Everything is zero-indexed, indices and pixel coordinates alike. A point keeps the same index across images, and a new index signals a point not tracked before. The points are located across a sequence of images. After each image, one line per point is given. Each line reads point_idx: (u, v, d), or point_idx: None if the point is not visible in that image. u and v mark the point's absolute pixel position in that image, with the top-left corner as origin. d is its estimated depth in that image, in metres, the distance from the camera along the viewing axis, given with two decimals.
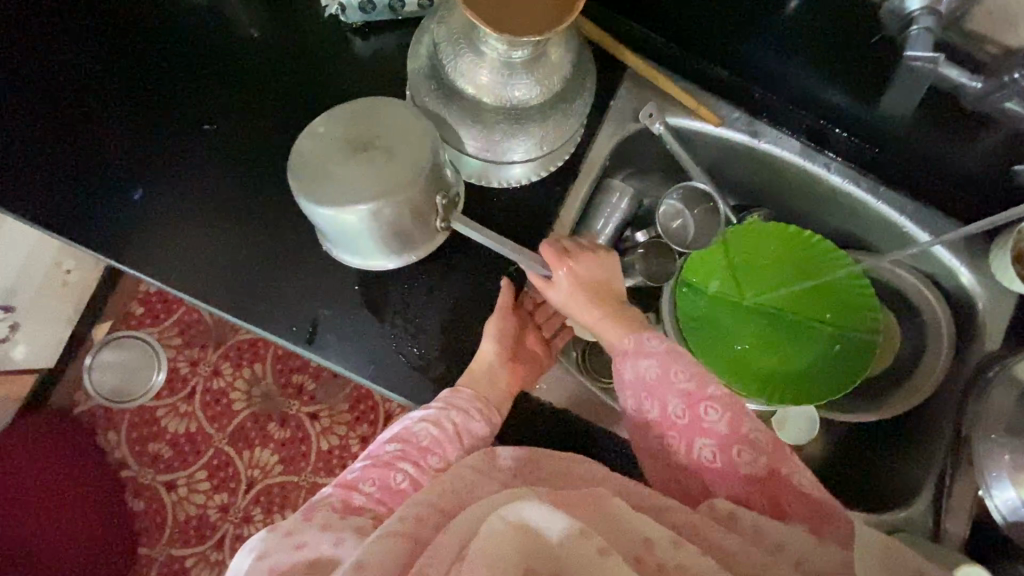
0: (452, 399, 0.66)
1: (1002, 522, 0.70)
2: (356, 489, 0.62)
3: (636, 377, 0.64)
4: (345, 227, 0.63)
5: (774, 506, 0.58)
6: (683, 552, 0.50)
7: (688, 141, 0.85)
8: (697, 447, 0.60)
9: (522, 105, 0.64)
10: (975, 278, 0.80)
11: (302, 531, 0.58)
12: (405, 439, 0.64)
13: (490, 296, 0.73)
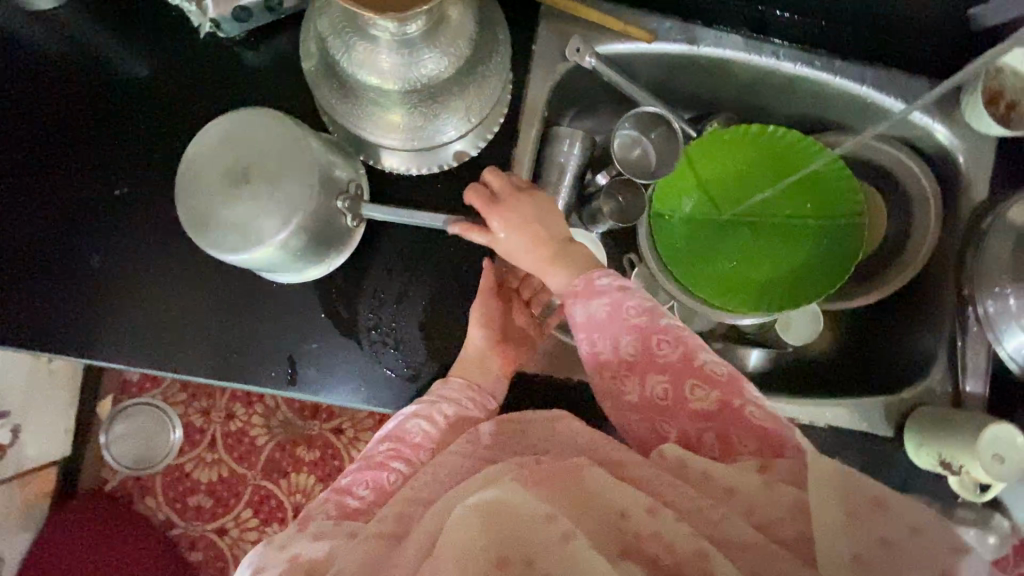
0: (440, 391, 0.66)
1: (1016, 368, 0.71)
2: (350, 493, 0.61)
3: (589, 318, 0.60)
4: (264, 264, 0.58)
5: (724, 447, 0.54)
6: (660, 519, 0.47)
7: (626, 65, 0.78)
8: (651, 383, 0.57)
9: (436, 82, 0.59)
10: (950, 131, 0.77)
11: (294, 541, 0.57)
12: (397, 437, 0.63)
13: (462, 286, 0.70)
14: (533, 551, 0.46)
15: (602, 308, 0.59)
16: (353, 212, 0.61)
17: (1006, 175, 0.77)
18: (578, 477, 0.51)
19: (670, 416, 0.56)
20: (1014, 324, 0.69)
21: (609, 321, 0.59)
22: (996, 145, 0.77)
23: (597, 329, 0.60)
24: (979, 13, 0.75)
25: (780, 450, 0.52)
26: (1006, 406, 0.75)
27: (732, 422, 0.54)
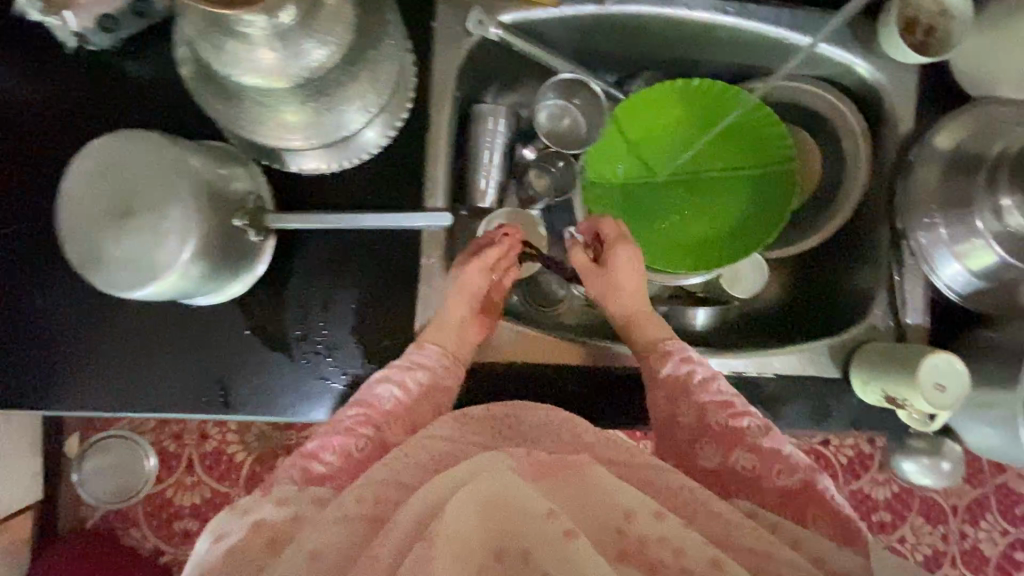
0: (415, 358, 0.63)
1: (955, 296, 0.73)
2: (317, 458, 0.56)
3: (675, 372, 0.64)
4: (168, 296, 0.54)
5: (798, 512, 0.55)
6: (665, 524, 0.49)
7: (537, 33, 0.75)
8: (734, 452, 0.59)
9: (326, 68, 0.54)
10: (871, 65, 0.75)
11: (257, 507, 0.53)
12: (366, 403, 0.60)
13: (388, 285, 0.67)
14: (530, 546, 0.48)
15: (692, 373, 0.64)
16: (257, 226, 0.59)
17: (932, 102, 0.76)
18: (580, 478, 0.52)
19: (741, 484, 0.58)
20: (947, 254, 0.70)
21: (692, 386, 0.63)
22: (916, 74, 0.76)
23: (676, 390, 0.64)
24: None
25: (853, 534, 0.54)
26: (947, 336, 0.76)
27: (812, 501, 0.56)
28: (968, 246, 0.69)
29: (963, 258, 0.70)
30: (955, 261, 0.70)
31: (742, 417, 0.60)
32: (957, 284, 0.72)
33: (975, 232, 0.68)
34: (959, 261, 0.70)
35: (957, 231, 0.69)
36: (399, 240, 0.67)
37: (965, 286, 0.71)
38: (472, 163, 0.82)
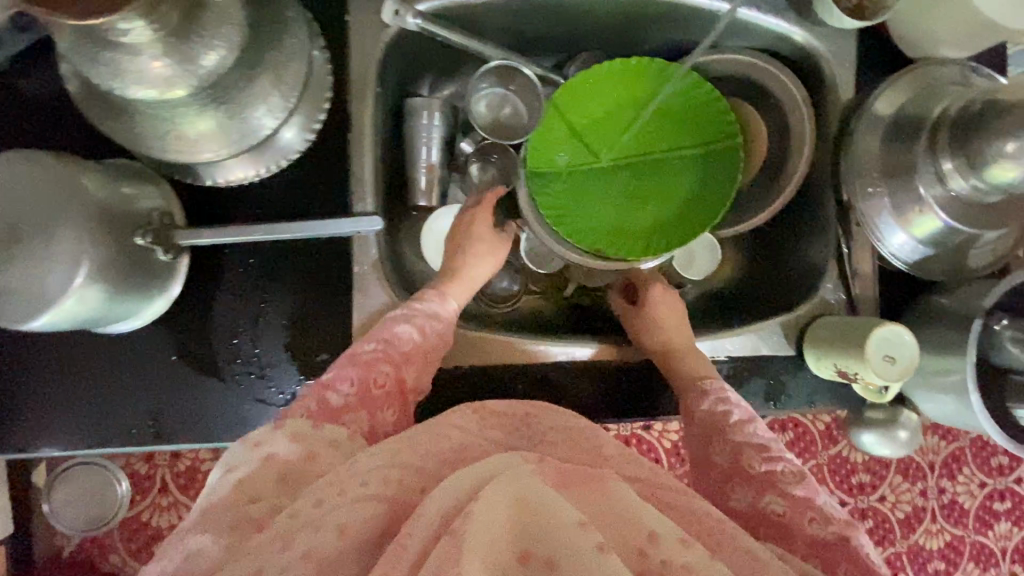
0: (434, 309, 0.66)
1: (903, 265, 0.72)
2: (332, 389, 0.56)
3: (710, 414, 0.66)
4: (68, 323, 0.51)
5: (826, 563, 0.53)
6: (692, 551, 0.43)
7: (462, 18, 0.72)
8: (765, 498, 0.58)
9: (228, 67, 0.50)
10: (808, 32, 0.73)
11: (270, 439, 0.51)
12: (387, 341, 0.61)
13: (322, 296, 0.64)
14: (557, 552, 0.41)
15: (728, 414, 0.65)
16: (165, 245, 0.55)
17: (874, 66, 0.74)
18: (604, 488, 0.46)
19: (773, 531, 0.56)
20: (891, 223, 0.69)
21: (727, 428, 0.64)
22: (855, 38, 0.74)
23: (711, 430, 0.65)
24: None
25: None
26: (899, 306, 0.75)
27: (843, 555, 0.53)
28: (913, 213, 0.68)
29: (907, 226, 0.69)
30: (900, 229, 0.69)
31: (776, 461, 0.61)
32: (906, 253, 0.71)
33: (917, 200, 0.67)
34: (903, 230, 0.69)
35: (900, 199, 0.68)
36: (331, 248, 0.64)
37: (915, 254, 0.71)
38: (410, 160, 0.79)
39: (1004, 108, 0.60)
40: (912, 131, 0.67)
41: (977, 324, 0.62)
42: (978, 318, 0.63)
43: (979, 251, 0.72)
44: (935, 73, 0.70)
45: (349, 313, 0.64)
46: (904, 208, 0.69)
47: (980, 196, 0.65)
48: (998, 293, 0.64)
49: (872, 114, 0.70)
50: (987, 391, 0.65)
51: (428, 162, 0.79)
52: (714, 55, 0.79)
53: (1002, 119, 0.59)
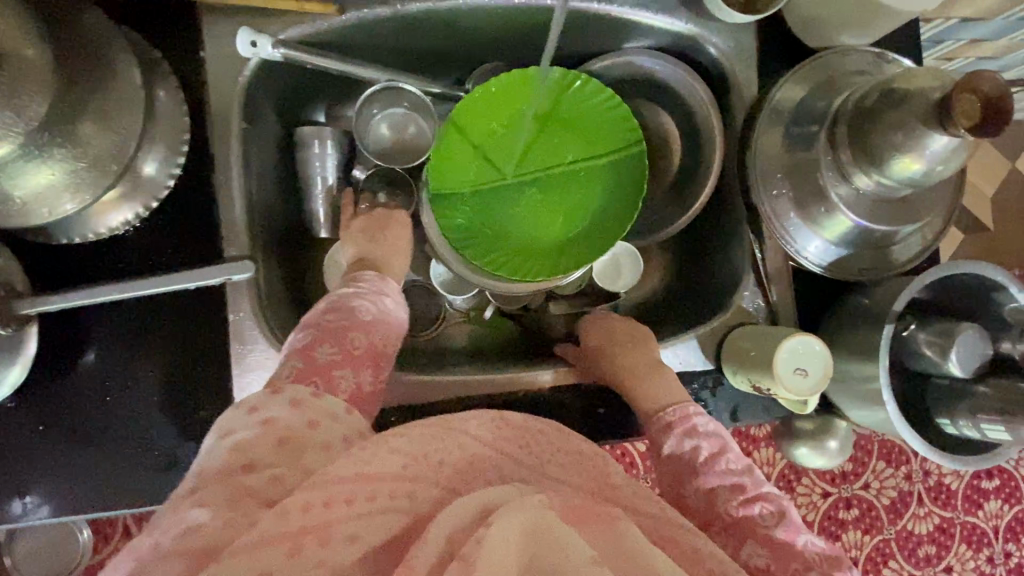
0: (382, 286, 0.61)
1: (822, 270, 0.69)
2: (313, 353, 0.51)
3: (677, 450, 0.60)
4: None
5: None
6: None
7: (336, 44, 0.68)
8: (746, 549, 0.53)
9: (43, 115, 0.46)
10: (701, 29, 0.69)
11: (267, 406, 0.45)
12: (347, 311, 0.56)
13: (200, 346, 0.61)
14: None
15: (696, 451, 0.59)
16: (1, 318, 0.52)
17: (773, 58, 0.70)
18: (614, 526, 0.44)
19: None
20: (806, 229, 0.66)
21: (698, 467, 0.58)
22: (749, 31, 0.70)
23: (682, 469, 0.59)
24: None
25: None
26: (821, 309, 0.72)
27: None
28: (820, 215, 0.65)
29: (822, 232, 0.66)
30: (815, 235, 0.66)
31: (752, 504, 0.56)
32: (822, 256, 0.68)
33: (823, 202, 0.64)
34: (819, 235, 0.66)
35: (805, 202, 0.65)
36: (206, 295, 0.62)
37: (833, 257, 0.68)
38: (306, 192, 0.74)
39: (899, 97, 0.56)
40: (812, 129, 0.64)
41: (885, 330, 0.59)
42: (888, 324, 0.60)
43: (902, 245, 0.68)
44: (839, 63, 0.66)
45: (230, 363, 0.61)
46: (814, 215, 0.65)
47: (888, 192, 0.61)
48: (907, 297, 0.60)
49: (774, 111, 0.67)
50: (907, 397, 0.61)
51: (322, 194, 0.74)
52: (615, 58, 0.75)
53: (898, 111, 0.56)
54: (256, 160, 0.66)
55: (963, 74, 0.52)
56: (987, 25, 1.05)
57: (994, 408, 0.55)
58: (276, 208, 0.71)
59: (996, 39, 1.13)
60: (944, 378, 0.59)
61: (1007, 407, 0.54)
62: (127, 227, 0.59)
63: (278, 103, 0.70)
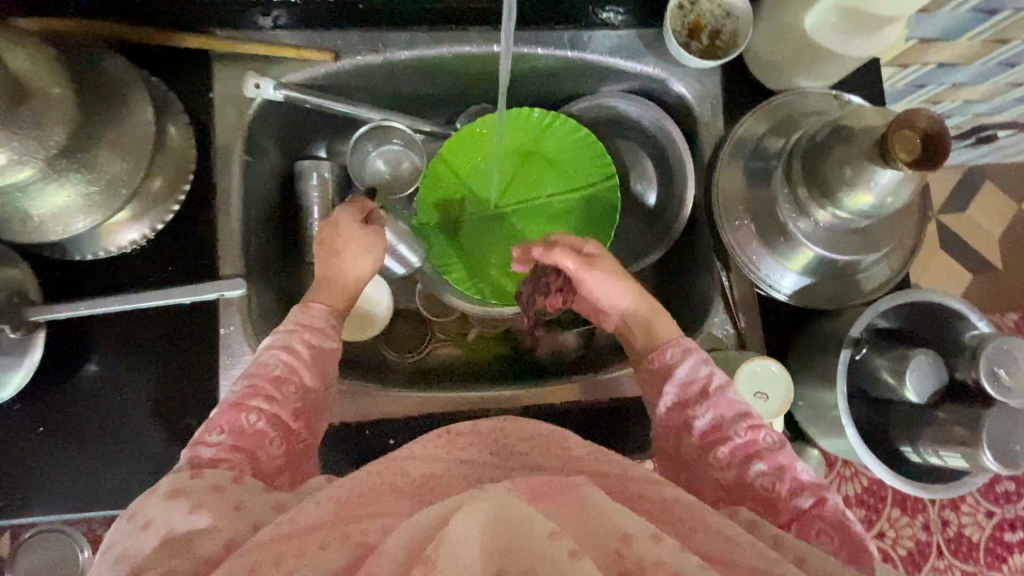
0: (295, 322, 0.58)
1: (793, 300, 0.70)
2: (202, 442, 0.50)
3: (688, 374, 0.57)
4: None
5: (803, 529, 0.49)
6: (667, 547, 0.39)
7: (331, 87, 0.75)
8: (751, 471, 0.51)
9: (63, 141, 0.53)
10: (667, 74, 0.75)
11: (145, 509, 0.45)
12: (253, 372, 0.54)
13: (193, 357, 0.66)
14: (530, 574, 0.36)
15: (708, 379, 0.57)
16: (10, 322, 0.58)
17: (738, 100, 0.75)
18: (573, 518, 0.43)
19: (758, 504, 0.51)
20: (773, 263, 0.69)
21: (709, 392, 0.56)
22: (714, 76, 0.75)
23: (691, 391, 0.56)
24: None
25: (858, 555, 0.47)
26: (788, 337, 0.74)
27: (831, 528, 0.49)
28: (781, 244, 0.67)
29: (793, 264, 0.68)
30: (787, 267, 0.68)
31: (759, 429, 0.53)
32: (794, 285, 0.70)
33: (782, 231, 0.67)
34: (790, 267, 0.68)
35: (766, 231, 0.68)
36: (202, 312, 0.67)
37: (802, 286, 0.70)
38: (302, 217, 0.79)
39: (846, 133, 0.60)
40: (771, 164, 0.68)
41: (842, 354, 0.60)
42: (845, 349, 0.61)
43: (867, 274, 0.70)
44: (799, 103, 0.70)
45: (216, 373, 0.66)
46: (781, 250, 0.68)
47: (846, 223, 0.64)
48: (864, 323, 0.61)
49: (737, 144, 0.71)
50: (870, 423, 0.62)
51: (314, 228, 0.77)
52: (594, 100, 0.80)
53: (844, 145, 0.59)
54: (256, 188, 0.73)
55: (902, 112, 0.56)
56: (967, 69, 1.09)
57: (951, 433, 0.55)
58: (273, 233, 0.77)
59: (978, 84, 1.16)
60: (906, 404, 0.60)
61: (962, 432, 0.54)
62: (138, 243, 0.65)
63: (280, 138, 0.77)
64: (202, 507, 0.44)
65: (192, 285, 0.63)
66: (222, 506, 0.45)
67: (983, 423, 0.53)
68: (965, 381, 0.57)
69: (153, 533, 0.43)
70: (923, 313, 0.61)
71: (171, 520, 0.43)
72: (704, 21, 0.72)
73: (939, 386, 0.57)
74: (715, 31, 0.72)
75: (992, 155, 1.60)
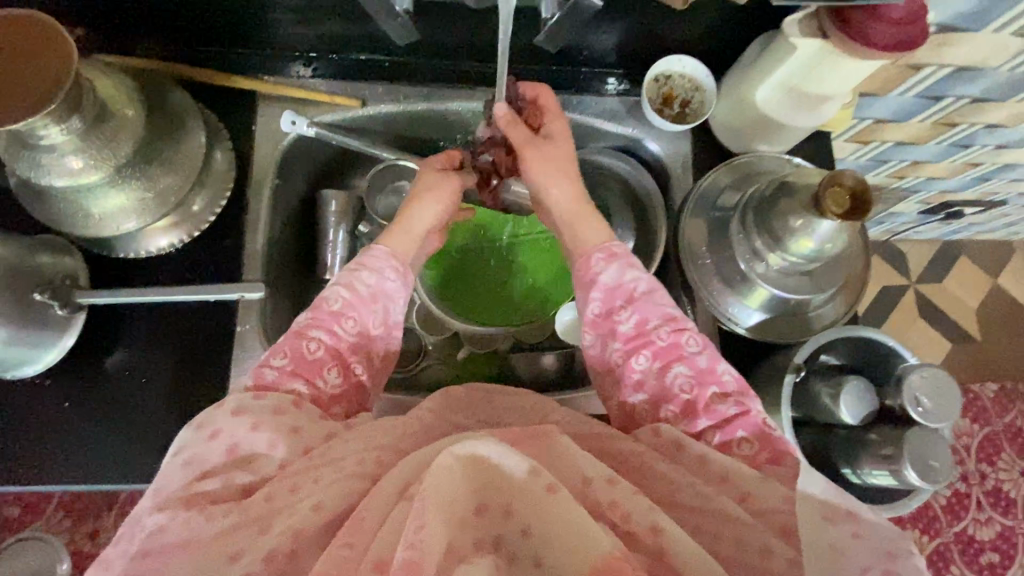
0: (364, 259, 0.68)
1: (750, 334, 0.78)
2: (269, 365, 0.58)
3: (618, 280, 0.64)
4: None
5: (724, 439, 0.56)
6: (617, 488, 0.49)
7: (355, 128, 0.87)
8: (673, 372, 0.59)
9: (130, 153, 0.64)
10: (646, 134, 0.87)
11: (212, 420, 0.54)
12: (316, 307, 0.63)
13: (209, 351, 0.74)
14: (512, 502, 0.48)
15: (635, 285, 0.64)
16: (61, 300, 0.68)
17: (706, 158, 0.86)
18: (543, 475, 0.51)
19: (678, 405, 0.58)
20: (739, 304, 0.77)
21: (635, 296, 0.63)
22: (687, 138, 0.86)
23: (616, 296, 0.63)
24: (644, 48, 0.83)
25: (778, 456, 0.54)
26: (747, 369, 0.81)
27: (745, 427, 0.56)
28: (739, 283, 0.76)
29: (755, 305, 0.76)
30: (750, 307, 0.76)
31: (682, 332, 0.60)
32: (750, 321, 0.77)
33: (739, 271, 0.75)
34: (754, 307, 0.76)
35: (726, 271, 0.76)
36: (221, 312, 0.75)
37: (757, 322, 0.77)
38: (318, 239, 0.89)
39: (789, 189, 0.70)
40: (729, 213, 0.78)
41: (786, 379, 0.67)
42: (788, 374, 0.67)
43: (819, 312, 0.78)
44: (756, 164, 0.81)
45: (228, 365, 0.73)
46: (743, 292, 0.76)
47: (799, 267, 0.72)
48: (807, 353, 0.68)
49: (700, 197, 0.81)
50: (813, 447, 0.68)
51: (330, 266, 0.88)
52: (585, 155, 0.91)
53: (787, 199, 0.69)
54: (280, 209, 0.84)
55: (830, 171, 0.66)
56: (923, 149, 1.21)
57: (881, 453, 0.61)
58: (292, 249, 0.87)
59: (937, 163, 1.28)
60: (845, 427, 0.66)
61: (889, 451, 0.61)
62: (169, 249, 0.75)
63: (306, 169, 0.88)
64: (261, 425, 0.53)
65: (210, 286, 0.72)
66: (277, 426, 0.53)
67: (905, 441, 0.59)
68: (893, 406, 0.64)
69: (221, 444, 0.53)
70: (860, 345, 0.68)
71: (236, 436, 0.53)
72: (676, 92, 0.84)
73: (872, 410, 0.64)
74: (684, 101, 0.84)
75: (964, 230, 1.71)
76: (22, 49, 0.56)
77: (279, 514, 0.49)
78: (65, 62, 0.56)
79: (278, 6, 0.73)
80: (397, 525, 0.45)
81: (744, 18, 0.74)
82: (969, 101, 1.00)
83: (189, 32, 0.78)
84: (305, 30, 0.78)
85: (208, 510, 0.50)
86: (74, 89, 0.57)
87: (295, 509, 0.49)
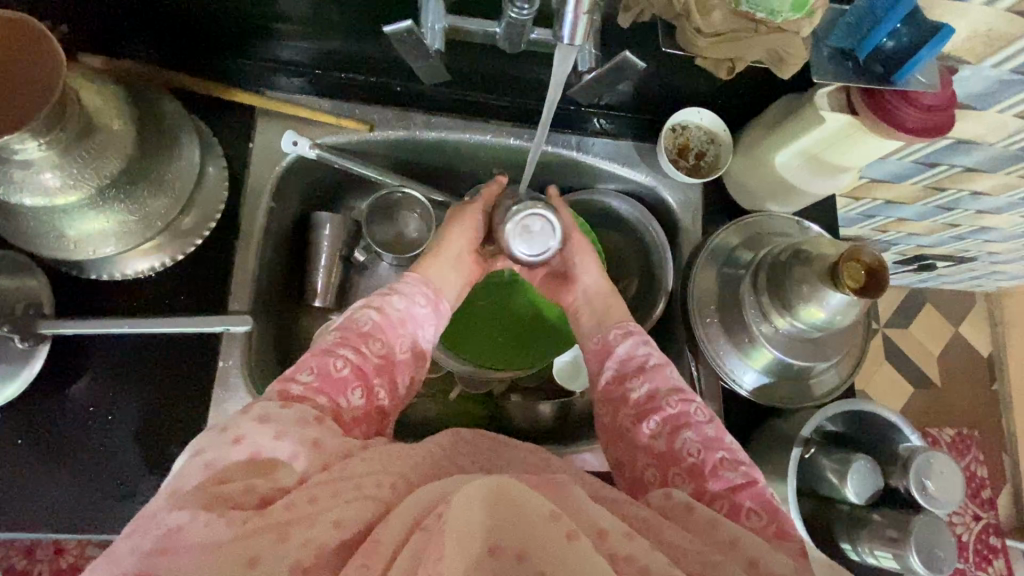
0: (395, 286, 0.67)
1: (751, 395, 0.76)
2: (293, 379, 0.54)
3: (629, 351, 0.66)
4: None
5: (731, 507, 0.53)
6: (636, 540, 0.44)
7: (358, 152, 0.82)
8: (682, 436, 0.58)
9: (115, 174, 0.58)
10: (657, 183, 0.85)
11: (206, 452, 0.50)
12: (345, 326, 0.60)
13: (180, 388, 0.68)
14: (529, 545, 0.42)
15: (646, 356, 0.65)
16: (22, 332, 0.62)
17: (715, 211, 0.86)
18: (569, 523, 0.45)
19: (684, 470, 0.56)
20: (740, 363, 0.75)
21: (645, 367, 0.64)
22: (698, 191, 0.85)
23: (629, 365, 0.65)
24: (660, 100, 0.81)
25: (784, 528, 0.51)
26: (748, 429, 0.80)
27: (748, 494, 0.53)
28: (745, 343, 0.75)
29: (754, 364, 0.75)
30: (749, 366, 0.75)
31: (689, 402, 0.60)
32: (750, 382, 0.76)
33: (747, 333, 0.74)
34: (751, 366, 0.75)
35: (732, 331, 0.75)
36: (198, 342, 0.69)
37: (759, 383, 0.76)
38: (311, 262, 0.84)
39: (805, 257, 0.69)
40: (740, 272, 0.77)
41: (794, 453, 0.66)
42: (796, 446, 0.67)
43: (819, 379, 0.78)
44: (766, 224, 0.81)
45: (206, 406, 0.68)
46: (742, 352, 0.75)
47: (803, 333, 0.72)
48: (813, 425, 0.68)
49: (711, 254, 0.80)
50: (814, 517, 0.68)
51: (319, 293, 0.83)
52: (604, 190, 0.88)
53: (802, 267, 0.68)
54: (273, 232, 0.78)
55: (850, 246, 0.66)
56: (909, 209, 1.25)
57: (884, 534, 0.62)
58: (280, 274, 0.81)
59: (920, 221, 1.32)
60: (845, 503, 0.66)
61: (894, 534, 0.61)
62: (148, 273, 0.69)
63: (301, 190, 0.83)
64: None
65: (187, 319, 0.65)
66: None
67: (912, 528, 0.60)
68: (897, 486, 0.65)
69: (245, 447, 0.47)
70: (856, 416, 0.69)
71: None
72: (691, 143, 0.82)
73: (875, 489, 0.64)
74: (700, 153, 0.82)
75: (931, 281, 1.75)
76: (5, 55, 0.50)
77: (298, 523, 0.43)
78: (51, 72, 0.49)
79: (284, 20, 0.68)
80: (411, 561, 0.40)
81: (766, 79, 0.74)
82: (960, 169, 1.02)
83: (184, 40, 0.72)
84: (312, 45, 0.72)
85: (232, 513, 0.42)
86: (61, 103, 0.51)
87: (317, 518, 0.43)
